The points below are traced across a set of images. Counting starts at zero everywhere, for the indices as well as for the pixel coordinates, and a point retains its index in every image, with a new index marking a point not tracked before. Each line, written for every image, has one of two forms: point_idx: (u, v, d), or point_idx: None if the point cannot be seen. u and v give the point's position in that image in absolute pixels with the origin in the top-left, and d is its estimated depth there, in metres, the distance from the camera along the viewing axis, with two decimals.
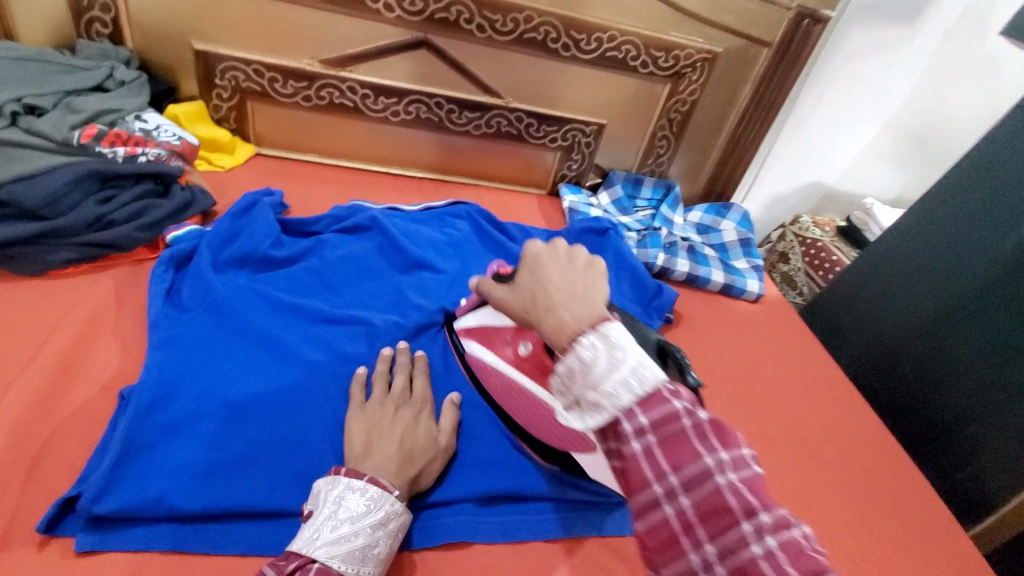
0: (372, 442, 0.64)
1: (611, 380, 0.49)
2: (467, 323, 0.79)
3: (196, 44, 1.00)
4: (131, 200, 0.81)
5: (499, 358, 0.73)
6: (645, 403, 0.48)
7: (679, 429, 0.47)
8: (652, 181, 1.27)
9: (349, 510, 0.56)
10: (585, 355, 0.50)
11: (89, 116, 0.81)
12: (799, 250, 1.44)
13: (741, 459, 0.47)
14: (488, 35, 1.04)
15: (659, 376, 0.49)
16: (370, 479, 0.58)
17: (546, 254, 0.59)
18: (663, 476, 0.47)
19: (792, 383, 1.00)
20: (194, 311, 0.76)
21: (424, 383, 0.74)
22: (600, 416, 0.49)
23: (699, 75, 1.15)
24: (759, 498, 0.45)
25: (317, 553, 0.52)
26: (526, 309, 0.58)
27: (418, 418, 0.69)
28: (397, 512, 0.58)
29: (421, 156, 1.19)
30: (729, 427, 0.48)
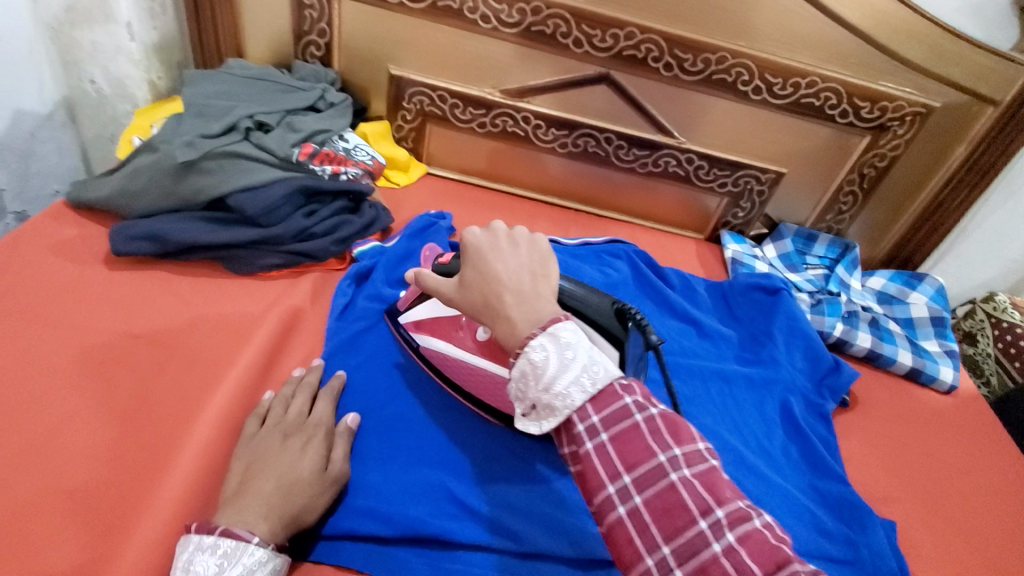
0: (247, 481, 0.58)
1: (563, 380, 0.43)
2: (415, 316, 0.74)
3: (392, 69, 1.07)
4: (329, 214, 0.87)
5: (454, 348, 0.69)
6: (597, 402, 0.43)
7: (633, 424, 0.42)
8: (827, 239, 1.16)
9: (197, 573, 0.49)
10: (534, 359, 0.44)
11: (306, 135, 0.88)
12: (990, 332, 1.22)
13: (697, 452, 0.41)
14: (674, 74, 1.01)
15: (614, 372, 0.44)
16: (224, 530, 0.51)
17: (488, 246, 0.52)
18: (616, 476, 0.41)
19: (997, 502, 0.84)
20: (367, 327, 0.80)
21: (324, 407, 0.68)
22: (555, 419, 0.44)
23: (906, 129, 1.03)
24: (715, 493, 0.39)
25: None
26: (477, 312, 0.51)
27: (303, 446, 0.62)
28: (262, 562, 0.51)
29: (581, 188, 1.18)
30: (684, 419, 0.42)
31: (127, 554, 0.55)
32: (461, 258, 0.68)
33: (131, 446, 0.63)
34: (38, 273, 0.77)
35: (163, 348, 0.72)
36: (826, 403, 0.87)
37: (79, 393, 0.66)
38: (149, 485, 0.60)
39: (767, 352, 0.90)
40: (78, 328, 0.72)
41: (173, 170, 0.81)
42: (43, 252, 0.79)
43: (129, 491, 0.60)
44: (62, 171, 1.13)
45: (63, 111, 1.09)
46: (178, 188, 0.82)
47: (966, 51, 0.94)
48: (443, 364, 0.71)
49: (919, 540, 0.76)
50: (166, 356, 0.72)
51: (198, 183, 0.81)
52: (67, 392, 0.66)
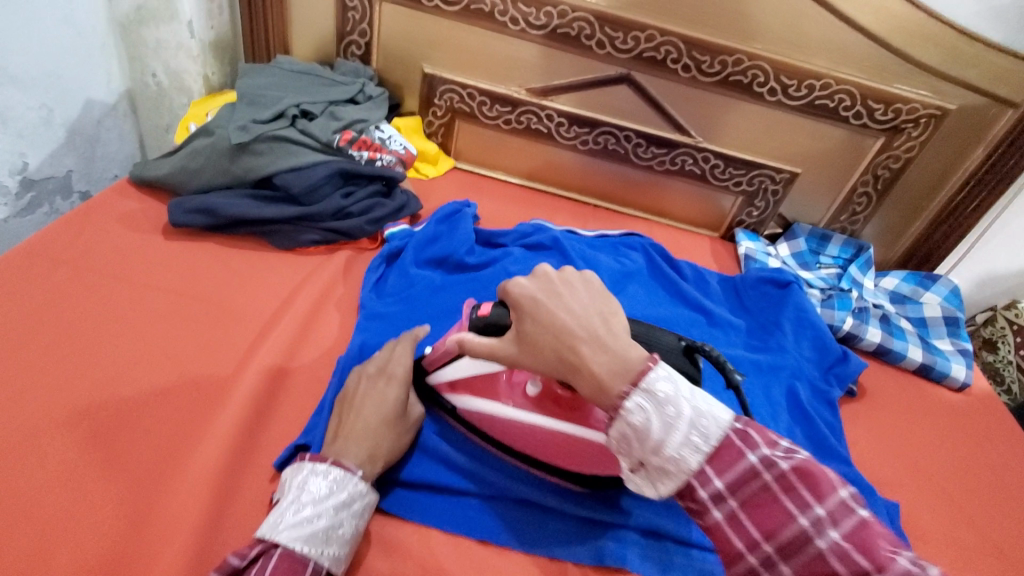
0: (340, 426, 0.63)
1: (673, 444, 0.45)
2: (446, 376, 0.69)
3: (426, 68, 1.15)
4: (364, 197, 0.94)
5: (504, 406, 0.65)
6: (715, 459, 0.45)
7: (762, 485, 0.44)
8: (841, 239, 1.18)
9: (312, 492, 0.55)
10: (634, 421, 0.45)
11: (346, 124, 0.96)
12: (1011, 338, 1.21)
13: (842, 508, 0.42)
14: (692, 76, 1.06)
15: (722, 421, 0.46)
16: (334, 461, 0.58)
17: (544, 294, 0.52)
18: (756, 544, 0.44)
19: (1005, 495, 0.85)
20: (393, 300, 0.85)
21: (406, 354, 0.71)
22: (671, 481, 0.45)
23: (921, 131, 1.05)
24: (870, 555, 0.39)
25: (280, 537, 0.51)
26: (551, 367, 0.51)
27: (391, 392, 0.66)
28: (363, 493, 0.57)
29: (600, 184, 1.23)
30: (820, 471, 0.44)
31: (182, 480, 0.61)
32: (502, 308, 0.61)
33: (186, 390, 0.70)
34: (106, 240, 0.85)
35: (214, 309, 0.79)
36: (833, 390, 0.90)
37: (141, 343, 0.73)
38: (202, 423, 0.67)
39: (774, 341, 0.94)
40: (141, 288, 0.80)
41: (228, 151, 0.89)
42: (111, 222, 0.88)
43: (179, 430, 0.66)
44: (122, 158, 1.23)
45: (126, 102, 1.19)
46: (231, 167, 0.90)
47: (981, 54, 0.97)
48: (485, 423, 0.68)
49: (924, 522, 0.78)
50: (216, 316, 0.79)
51: (249, 163, 0.89)
52: (131, 341, 0.73)
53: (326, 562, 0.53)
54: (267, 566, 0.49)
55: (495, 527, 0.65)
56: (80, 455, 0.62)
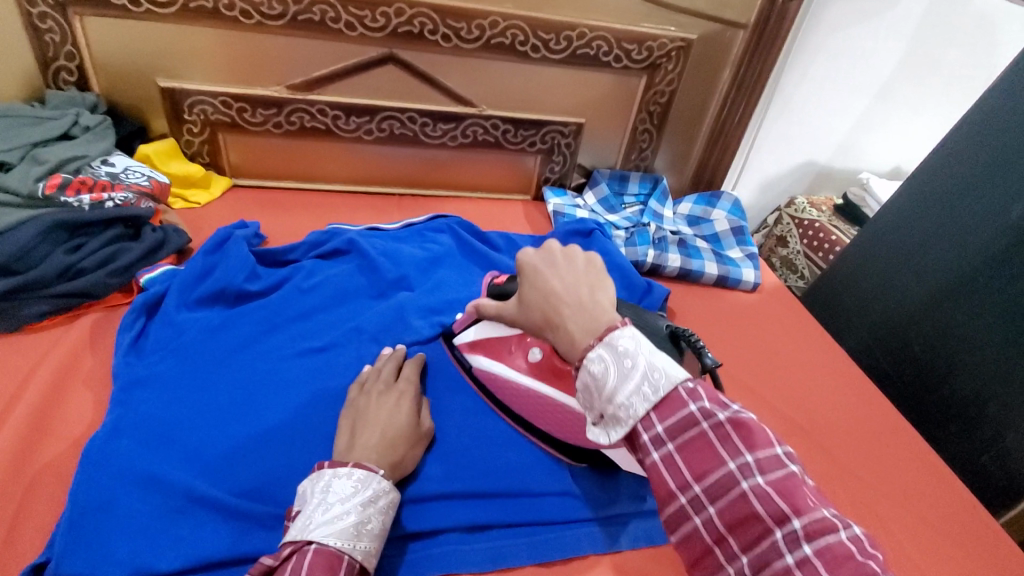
0: (355, 434, 0.63)
1: (624, 391, 0.45)
2: (469, 338, 0.77)
3: (162, 82, 0.99)
4: (102, 246, 0.80)
5: (510, 370, 0.72)
6: (661, 408, 0.45)
7: (700, 433, 0.43)
8: (638, 176, 1.24)
9: (338, 493, 0.54)
10: (594, 371, 0.47)
11: (54, 166, 0.81)
12: (796, 232, 1.39)
13: (772, 459, 0.42)
14: (454, 45, 1.02)
15: (675, 376, 0.45)
16: (355, 463, 0.57)
17: (543, 265, 0.56)
18: (687, 486, 0.43)
19: (796, 373, 0.96)
20: (157, 356, 0.73)
21: (412, 372, 0.73)
22: (622, 428, 0.46)
23: (675, 64, 1.12)
24: (789, 500, 0.40)
25: (313, 535, 0.51)
26: (538, 325, 0.56)
27: (400, 404, 0.67)
28: (386, 490, 0.57)
29: (401, 172, 1.17)
30: (755, 424, 0.43)
31: None
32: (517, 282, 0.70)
33: None
34: None
35: None
36: None
37: None
38: None
39: None
40: None
41: None
42: None
43: None
44: None
45: None
46: None
47: None
48: (492, 382, 0.74)
49: None
50: None
51: None
52: None
53: (359, 556, 0.52)
54: (304, 562, 0.49)
55: None
56: None
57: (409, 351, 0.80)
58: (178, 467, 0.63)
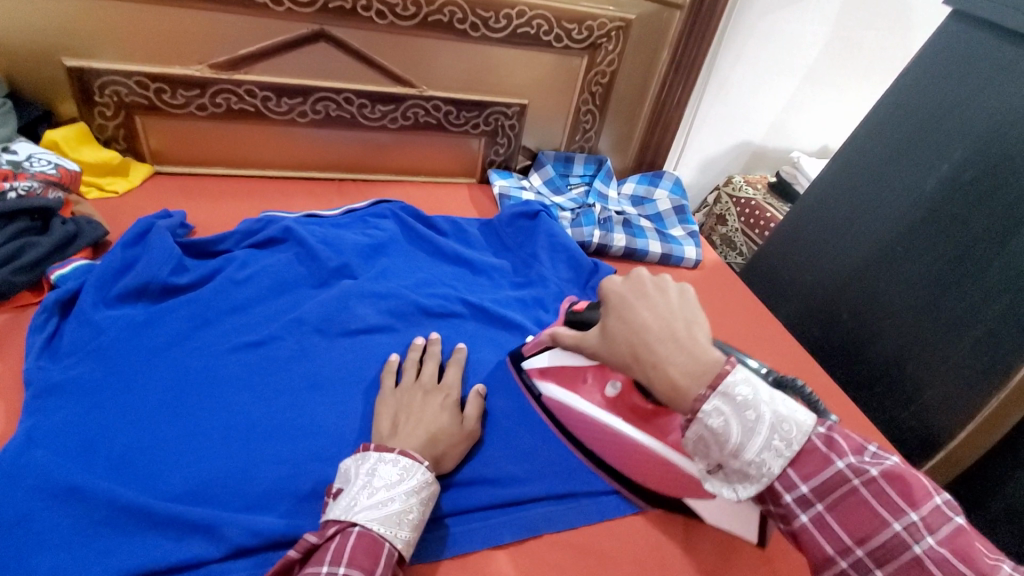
0: (397, 424, 0.63)
1: (752, 449, 0.47)
2: (538, 364, 0.76)
3: (65, 60, 0.90)
4: (5, 241, 0.73)
5: (580, 399, 0.71)
6: (797, 462, 0.48)
7: (851, 490, 0.46)
8: (582, 158, 1.25)
9: (384, 478, 0.55)
10: (712, 424, 0.48)
11: None
12: (734, 210, 1.44)
13: (936, 512, 0.44)
14: (389, 22, 0.98)
15: (805, 425, 0.48)
16: (401, 450, 0.57)
17: (633, 297, 0.57)
18: (847, 549, 0.46)
19: (736, 345, 1.00)
20: (75, 358, 0.67)
21: (456, 374, 0.73)
22: (752, 485, 0.48)
23: (615, 44, 1.13)
24: (965, 560, 0.42)
25: (356, 517, 0.52)
26: (624, 360, 0.56)
27: (445, 403, 0.67)
28: (428, 482, 0.57)
29: (340, 156, 1.13)
30: (909, 477, 0.45)
31: None
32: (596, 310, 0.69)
33: None
34: None
35: None
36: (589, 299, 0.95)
37: None
38: None
39: (534, 273, 0.98)
40: None
41: None
42: None
43: None
44: None
45: None
46: None
47: None
48: (563, 413, 0.73)
49: None
50: None
51: None
52: None
53: (399, 544, 0.52)
54: (347, 545, 0.50)
55: None
56: None
57: (355, 340, 0.78)
58: (104, 477, 0.58)
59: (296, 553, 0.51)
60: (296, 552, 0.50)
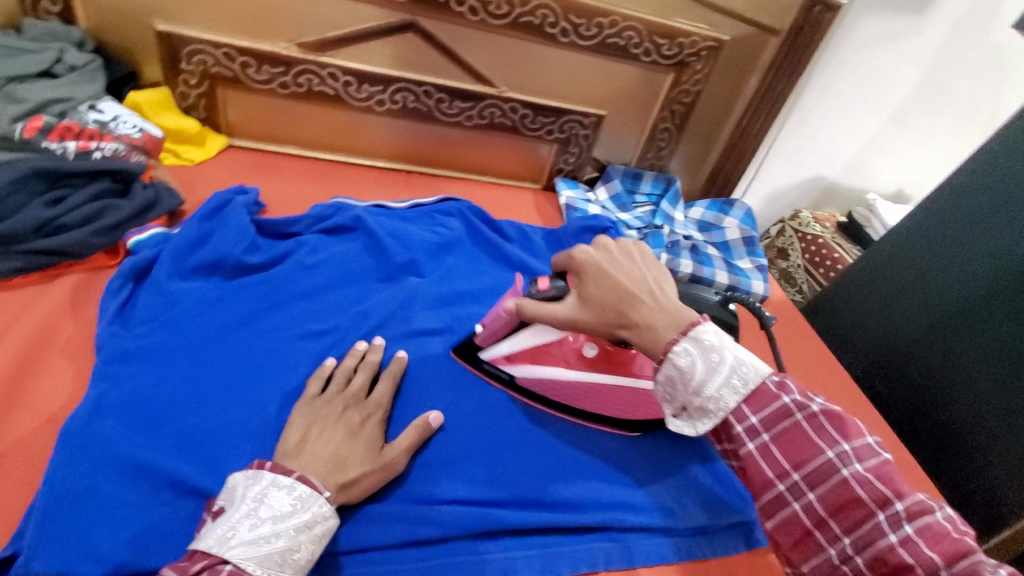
0: (307, 438, 0.57)
1: (712, 383, 0.51)
2: (504, 350, 0.72)
3: (159, 25, 0.91)
4: (86, 201, 0.73)
5: (565, 370, 0.71)
6: (751, 401, 0.53)
7: (794, 424, 0.51)
8: (652, 175, 1.21)
9: (272, 508, 0.48)
10: (681, 364, 0.52)
11: (34, 106, 0.73)
12: (798, 245, 1.38)
13: (865, 447, 0.50)
14: (481, 19, 0.97)
15: (759, 369, 0.53)
16: (300, 476, 0.51)
17: (607, 261, 0.59)
18: (785, 474, 0.51)
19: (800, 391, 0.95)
20: (146, 327, 0.67)
21: (386, 388, 0.66)
22: (710, 419, 0.52)
23: (704, 64, 1.09)
24: (890, 485, 0.48)
25: (229, 554, 0.45)
26: (607, 322, 0.58)
27: (360, 428, 0.60)
28: (326, 516, 0.51)
29: (410, 148, 1.11)
30: (847, 420, 0.51)
31: None
32: (562, 282, 0.64)
33: None
34: None
35: None
36: None
37: None
38: None
39: None
40: None
41: None
42: None
43: None
44: None
45: None
46: None
47: None
48: (545, 389, 0.72)
49: None
50: None
51: None
52: None
53: None
54: None
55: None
56: None
57: (419, 342, 0.75)
58: (169, 453, 0.57)
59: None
60: None
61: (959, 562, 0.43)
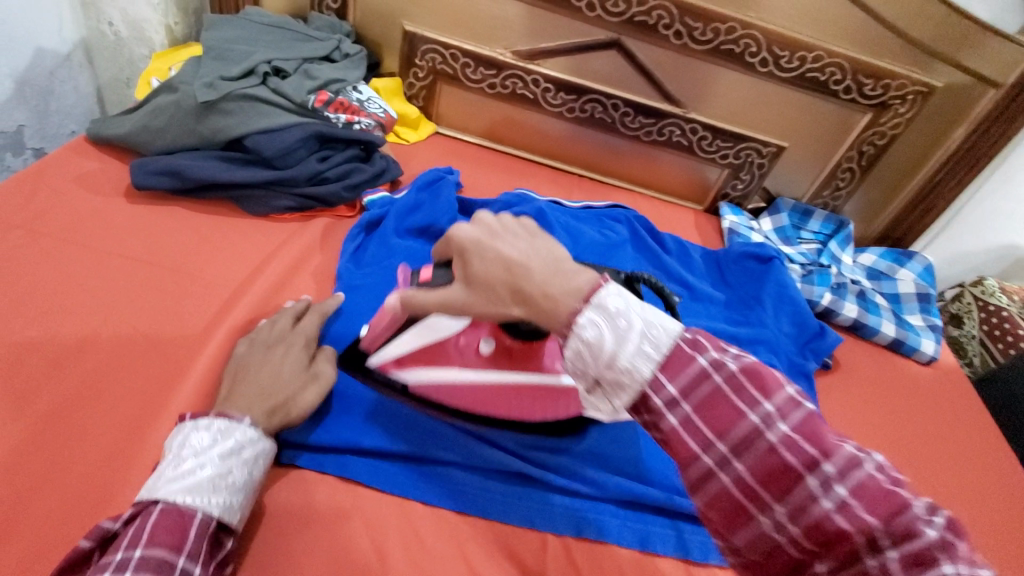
0: (234, 388, 0.60)
1: (625, 353, 0.41)
2: (390, 354, 0.66)
3: (407, 25, 1.08)
4: (343, 161, 0.90)
5: (458, 373, 0.65)
6: (667, 366, 0.41)
7: (712, 386, 0.41)
8: (823, 214, 1.19)
9: (194, 445, 0.53)
10: (587, 337, 0.42)
11: (322, 83, 0.91)
12: (977, 314, 1.23)
13: (788, 400, 0.40)
14: (683, 43, 1.02)
15: (674, 329, 0.42)
16: (217, 414, 0.55)
17: (483, 235, 0.48)
18: (711, 445, 0.40)
19: (964, 463, 0.88)
20: (372, 268, 0.82)
21: (313, 320, 0.70)
22: (625, 394, 0.42)
23: (908, 108, 1.05)
24: (818, 443, 0.38)
25: (158, 493, 0.49)
26: (503, 304, 0.46)
27: (292, 354, 0.64)
28: (253, 439, 0.55)
29: (587, 155, 1.20)
30: (763, 368, 0.41)
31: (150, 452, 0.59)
32: (445, 269, 0.57)
33: (152, 363, 0.67)
34: (65, 201, 0.80)
35: (183, 277, 0.76)
36: (808, 363, 0.92)
37: (99, 312, 0.69)
38: (166, 401, 0.64)
39: (754, 315, 0.96)
40: (98, 255, 0.75)
41: (194, 110, 0.84)
42: (65, 182, 0.82)
43: (152, 400, 0.64)
44: (79, 113, 1.14)
45: (81, 52, 1.09)
46: (198, 128, 0.85)
47: (971, 30, 0.96)
48: (441, 392, 0.67)
49: None
50: (186, 283, 0.75)
51: (215, 123, 0.85)
52: (91, 312, 0.69)
53: (217, 509, 0.50)
54: (147, 522, 0.47)
55: (474, 499, 0.64)
56: (36, 433, 0.58)
57: None
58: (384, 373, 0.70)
59: (87, 543, 0.48)
60: (87, 542, 0.48)
61: (897, 522, 0.35)
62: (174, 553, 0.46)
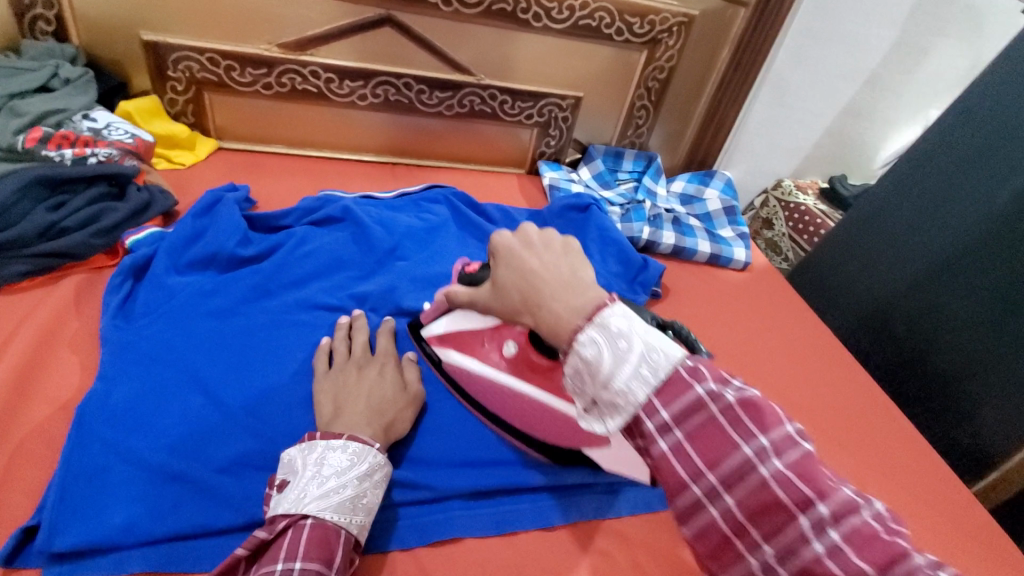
0: (339, 407, 0.61)
1: (622, 375, 0.40)
2: (437, 330, 0.71)
3: (145, 35, 0.94)
4: (85, 205, 0.77)
5: (483, 365, 0.68)
6: (664, 393, 0.40)
7: (708, 418, 0.39)
8: (633, 154, 1.24)
9: (334, 465, 0.54)
10: (586, 355, 0.41)
11: (33, 118, 0.77)
12: (781, 214, 1.40)
13: (786, 439, 0.39)
14: (454, 9, 0.99)
15: (675, 355, 0.41)
16: (350, 435, 0.57)
17: (520, 246, 0.51)
18: (700, 475, 0.40)
19: (785, 351, 0.98)
20: (147, 319, 0.70)
21: (387, 340, 0.71)
22: (620, 417, 0.40)
23: (676, 39, 1.12)
24: (812, 484, 0.37)
25: (307, 509, 0.51)
26: (517, 310, 0.50)
27: (381, 373, 0.66)
28: (382, 463, 0.57)
29: (394, 141, 1.14)
30: (765, 404, 0.40)
31: None
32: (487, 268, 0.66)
33: None
34: None
35: None
36: (637, 296, 0.96)
37: None
38: None
39: None
40: None
41: None
42: None
43: None
44: None
45: None
46: None
47: None
48: (460, 375, 0.70)
49: None
50: None
51: None
52: None
53: (354, 530, 0.52)
54: (300, 538, 0.49)
55: None
56: None
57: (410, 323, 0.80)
58: (173, 451, 0.59)
59: (242, 552, 0.49)
60: (241, 551, 0.49)
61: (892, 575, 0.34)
62: (327, 566, 0.48)
